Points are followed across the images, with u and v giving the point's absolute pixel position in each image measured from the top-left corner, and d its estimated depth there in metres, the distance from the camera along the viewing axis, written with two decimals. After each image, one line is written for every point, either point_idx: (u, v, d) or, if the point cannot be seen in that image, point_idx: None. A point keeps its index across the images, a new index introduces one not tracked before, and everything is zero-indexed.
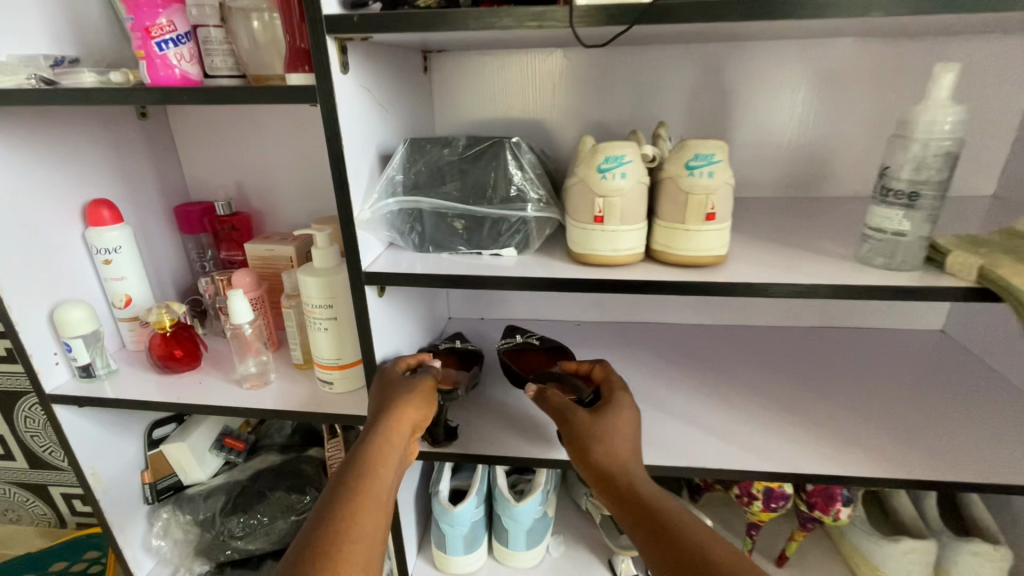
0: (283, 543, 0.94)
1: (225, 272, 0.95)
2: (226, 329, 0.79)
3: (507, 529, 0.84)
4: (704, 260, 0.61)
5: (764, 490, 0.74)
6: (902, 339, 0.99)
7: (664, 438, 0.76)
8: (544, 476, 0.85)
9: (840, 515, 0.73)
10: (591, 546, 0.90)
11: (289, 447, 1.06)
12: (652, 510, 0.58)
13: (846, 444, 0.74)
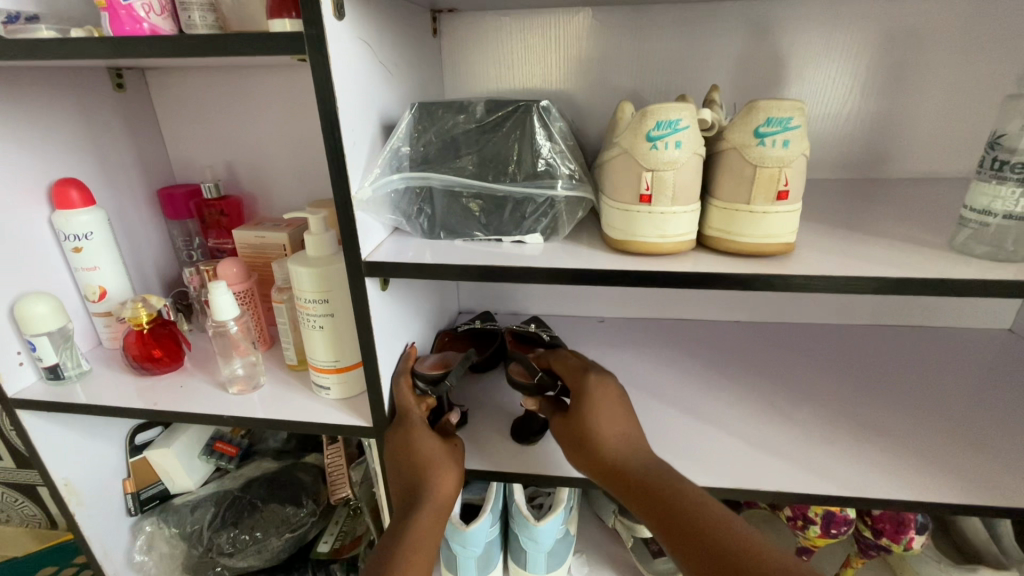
0: (277, 560, 0.86)
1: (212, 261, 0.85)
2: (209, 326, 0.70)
3: (525, 550, 0.75)
4: (771, 249, 0.51)
5: (822, 514, 0.65)
6: (964, 338, 0.89)
7: (707, 452, 0.67)
8: (566, 491, 0.75)
9: (913, 544, 0.63)
10: (618, 568, 0.81)
11: (286, 453, 0.98)
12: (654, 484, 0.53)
13: (919, 460, 0.65)
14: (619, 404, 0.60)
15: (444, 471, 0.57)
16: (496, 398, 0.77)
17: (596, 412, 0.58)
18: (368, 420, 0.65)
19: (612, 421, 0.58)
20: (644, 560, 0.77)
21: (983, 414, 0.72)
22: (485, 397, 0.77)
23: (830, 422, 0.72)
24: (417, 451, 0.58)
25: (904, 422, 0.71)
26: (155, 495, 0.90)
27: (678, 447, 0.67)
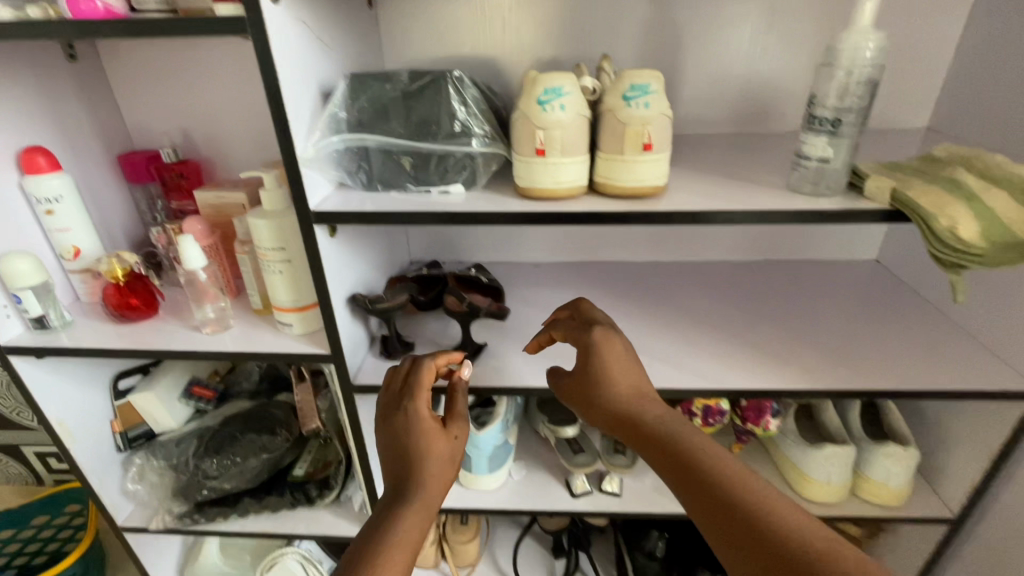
0: (257, 480, 0.99)
1: (177, 221, 0.93)
2: (180, 276, 0.80)
3: (470, 456, 0.90)
4: (643, 191, 0.63)
5: (702, 407, 0.82)
6: (838, 268, 1.05)
7: None
8: (504, 406, 0.91)
9: (770, 426, 0.80)
10: (550, 469, 0.97)
11: (259, 393, 1.09)
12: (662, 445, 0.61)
13: (778, 360, 0.81)
14: (625, 367, 0.67)
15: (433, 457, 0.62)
16: (440, 331, 0.89)
17: (618, 389, 0.66)
18: (327, 349, 0.76)
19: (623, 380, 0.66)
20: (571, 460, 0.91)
21: (838, 325, 0.88)
22: (431, 330, 0.89)
23: (716, 337, 0.87)
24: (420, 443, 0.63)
25: (774, 334, 0.87)
26: (141, 434, 1.01)
27: None
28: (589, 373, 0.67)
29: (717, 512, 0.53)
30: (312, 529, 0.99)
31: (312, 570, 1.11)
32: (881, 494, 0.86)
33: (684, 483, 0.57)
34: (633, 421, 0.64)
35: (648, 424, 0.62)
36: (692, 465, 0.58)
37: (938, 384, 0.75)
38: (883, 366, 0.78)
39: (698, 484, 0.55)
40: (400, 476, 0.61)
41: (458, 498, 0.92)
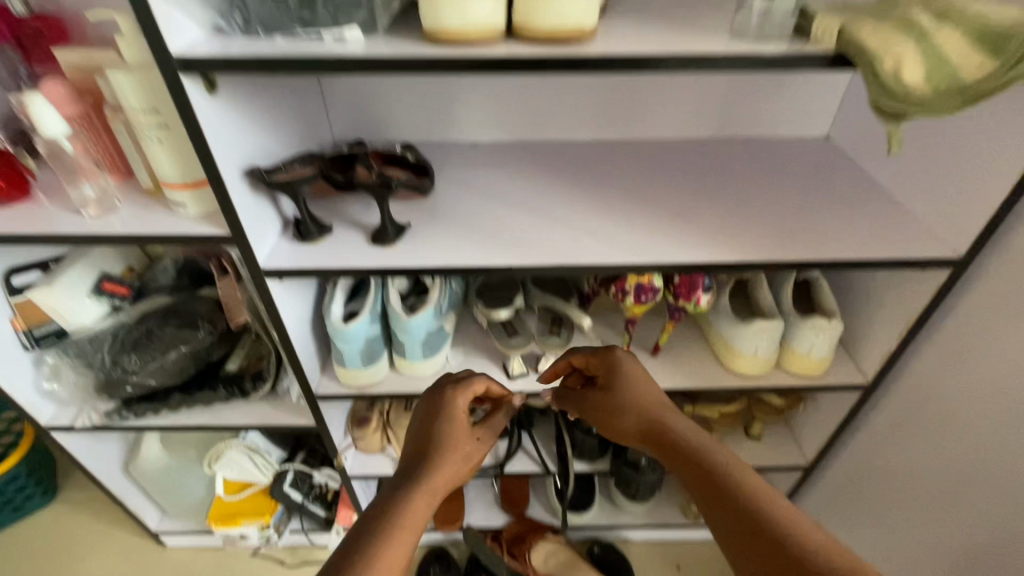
0: (184, 376, 0.96)
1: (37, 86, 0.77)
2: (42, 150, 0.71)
3: (403, 342, 0.88)
4: (566, 32, 0.54)
5: (635, 285, 0.80)
6: (790, 144, 1.00)
7: (545, 243, 0.77)
8: (437, 292, 0.88)
9: (701, 302, 0.80)
10: (488, 353, 0.97)
11: (180, 288, 1.00)
12: (692, 457, 0.64)
13: (714, 235, 0.78)
14: (642, 378, 0.74)
15: (446, 459, 0.71)
16: (360, 213, 0.82)
17: (639, 389, 0.73)
18: (225, 229, 0.69)
19: (645, 398, 0.72)
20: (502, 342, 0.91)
21: (781, 201, 0.85)
22: (351, 214, 0.82)
23: (655, 214, 0.83)
24: (434, 443, 0.72)
25: (714, 211, 0.83)
26: (51, 333, 0.93)
27: (521, 241, 0.77)
28: (610, 394, 0.74)
29: (746, 543, 0.55)
30: (249, 420, 0.99)
31: (258, 459, 1.14)
32: (803, 365, 0.89)
33: (696, 484, 0.62)
34: (656, 428, 0.70)
35: (670, 430, 0.68)
36: (716, 481, 0.61)
37: (869, 254, 0.75)
38: (817, 240, 0.77)
39: (709, 480, 0.61)
40: (411, 471, 0.69)
41: (395, 384, 0.92)
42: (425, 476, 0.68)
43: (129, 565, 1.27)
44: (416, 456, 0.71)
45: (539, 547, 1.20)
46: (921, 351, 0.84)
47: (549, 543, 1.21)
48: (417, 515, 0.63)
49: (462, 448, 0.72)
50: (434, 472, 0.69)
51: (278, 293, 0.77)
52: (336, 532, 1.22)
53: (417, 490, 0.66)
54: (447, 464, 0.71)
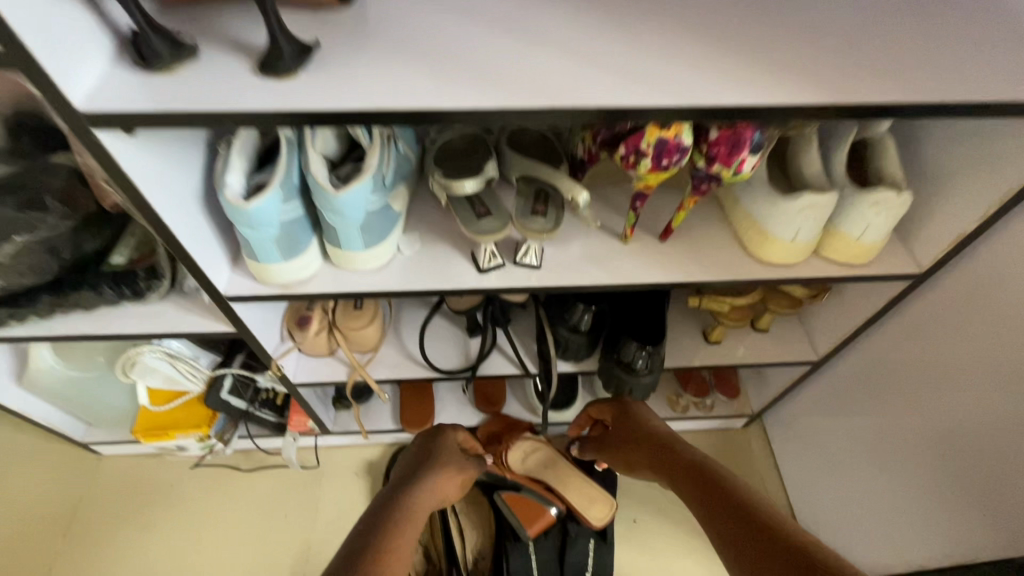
0: (49, 274, 0.72)
1: None
2: None
3: (334, 227, 0.65)
4: None
5: (655, 142, 0.57)
6: None
7: (529, 77, 0.51)
8: (376, 156, 0.64)
9: (744, 167, 0.58)
10: (451, 240, 0.76)
11: (15, 150, 0.69)
12: (723, 482, 0.75)
13: (774, 67, 0.53)
14: (671, 437, 0.89)
15: (444, 483, 0.91)
16: (242, 27, 0.54)
17: (649, 426, 0.91)
18: None
19: (648, 450, 0.88)
20: (467, 223, 0.67)
21: (869, 20, 0.58)
22: (227, 28, 0.53)
23: (689, 36, 0.56)
24: (431, 476, 0.91)
25: (775, 32, 0.56)
26: None
27: (487, 75, 0.51)
28: (652, 432, 0.90)
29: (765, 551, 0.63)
30: (149, 326, 0.77)
31: (181, 366, 0.95)
32: (848, 252, 0.71)
33: (693, 478, 0.79)
34: (663, 445, 0.87)
35: (673, 446, 0.85)
36: (741, 503, 0.71)
37: (993, 97, 0.52)
38: (920, 77, 0.53)
39: (702, 478, 0.78)
40: (410, 488, 0.87)
41: (331, 283, 0.71)
42: (421, 492, 0.87)
43: (61, 477, 1.14)
44: (422, 468, 0.93)
45: (518, 447, 1.08)
46: (1004, 229, 0.68)
47: (527, 444, 1.09)
48: (416, 520, 0.82)
49: (455, 467, 0.94)
50: (433, 487, 0.89)
51: (126, 153, 0.52)
52: (291, 437, 1.09)
53: (416, 499, 0.85)
54: (443, 483, 0.91)
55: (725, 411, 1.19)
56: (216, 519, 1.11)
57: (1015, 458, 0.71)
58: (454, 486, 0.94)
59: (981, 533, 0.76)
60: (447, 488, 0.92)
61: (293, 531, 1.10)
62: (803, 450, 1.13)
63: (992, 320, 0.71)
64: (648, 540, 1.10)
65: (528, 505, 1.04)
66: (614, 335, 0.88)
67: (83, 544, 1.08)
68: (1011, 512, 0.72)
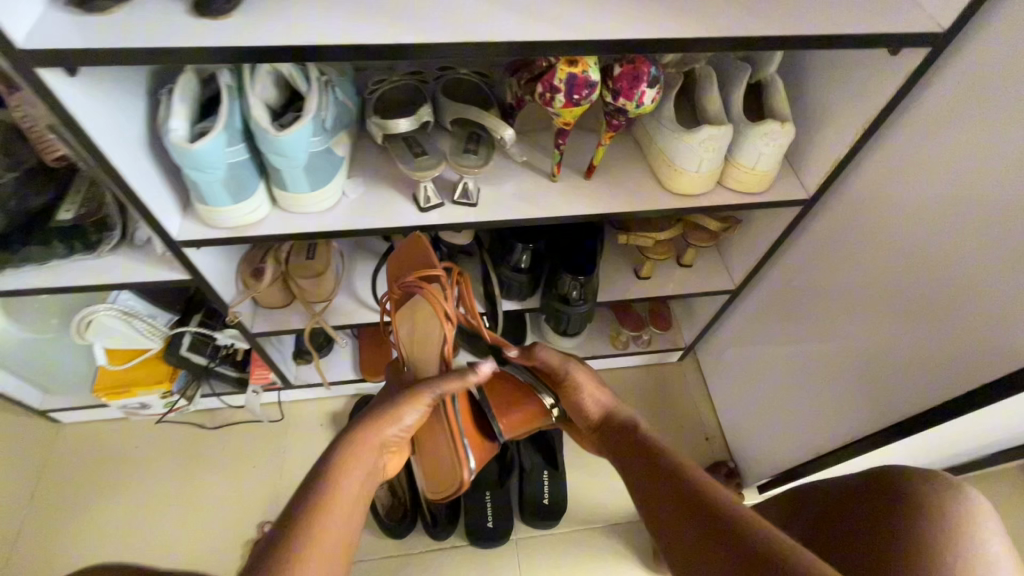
0: None
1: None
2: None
3: (279, 170, 0.70)
4: None
5: (567, 80, 0.65)
6: None
7: (453, 17, 0.57)
8: (314, 102, 0.67)
9: (645, 100, 0.67)
10: (394, 183, 0.81)
11: None
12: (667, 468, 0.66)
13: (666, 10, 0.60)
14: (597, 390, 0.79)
15: (360, 445, 0.69)
16: None
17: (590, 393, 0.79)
18: None
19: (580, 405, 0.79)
20: (406, 163, 0.73)
21: None
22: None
23: None
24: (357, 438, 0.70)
25: None
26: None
27: (406, 15, 0.56)
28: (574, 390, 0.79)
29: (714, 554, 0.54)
30: (103, 278, 0.80)
31: (137, 323, 0.97)
32: (747, 182, 0.81)
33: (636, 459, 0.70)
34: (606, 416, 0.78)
35: (619, 420, 0.76)
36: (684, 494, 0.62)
37: (855, 27, 0.61)
38: (788, 16, 0.61)
39: (632, 448, 0.71)
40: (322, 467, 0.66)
41: (281, 226, 0.76)
42: (335, 462, 0.66)
43: (20, 446, 1.14)
44: (354, 424, 0.73)
45: (589, 399, 0.78)
46: (879, 149, 0.78)
47: (597, 390, 0.79)
48: (342, 494, 0.63)
49: (382, 421, 0.72)
50: (354, 448, 0.69)
51: (71, 97, 0.54)
52: (254, 392, 1.14)
53: (335, 469, 0.65)
54: (364, 445, 0.70)
55: (661, 345, 1.30)
56: (186, 474, 1.15)
57: (879, 354, 0.84)
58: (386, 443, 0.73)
59: (859, 417, 0.90)
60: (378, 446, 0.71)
61: (263, 479, 1.15)
62: (730, 375, 1.25)
63: (863, 236, 0.84)
64: (595, 462, 1.22)
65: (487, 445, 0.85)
66: (551, 270, 0.95)
67: (47, 507, 1.09)
68: (875, 400, 0.86)
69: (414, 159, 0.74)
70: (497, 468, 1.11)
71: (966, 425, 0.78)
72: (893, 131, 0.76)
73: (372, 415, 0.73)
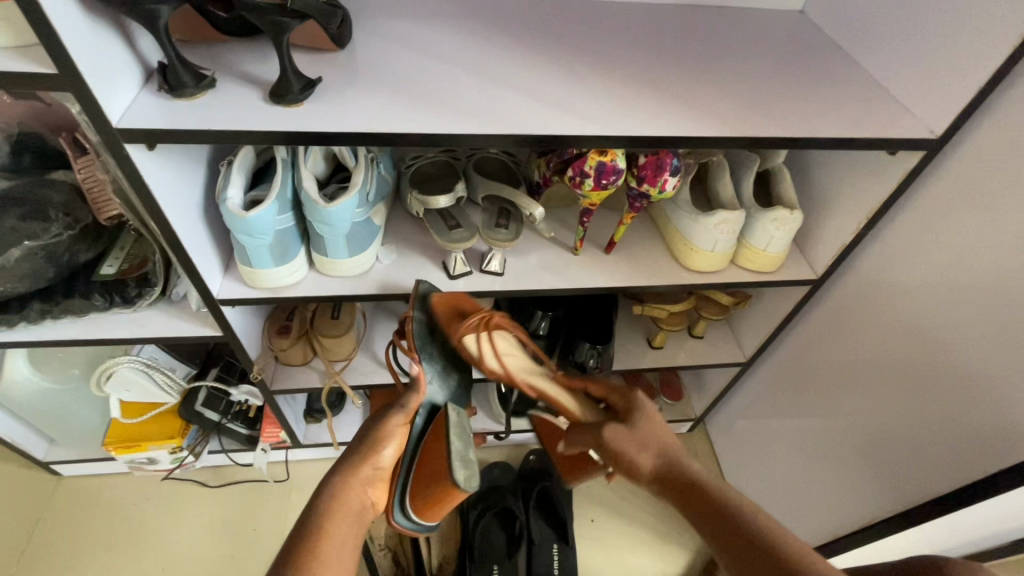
0: (39, 282, 0.76)
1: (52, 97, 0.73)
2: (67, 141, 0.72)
3: (322, 236, 0.74)
4: None
5: (596, 166, 0.71)
6: (764, 17, 0.87)
7: (500, 111, 0.63)
8: (361, 176, 0.73)
9: (667, 187, 0.73)
10: (426, 251, 0.86)
11: (21, 171, 0.78)
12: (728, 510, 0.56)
13: (687, 112, 0.67)
14: (654, 427, 0.69)
15: (350, 481, 0.62)
16: (226, 67, 0.63)
17: (645, 435, 0.68)
18: (52, 65, 0.49)
19: (632, 441, 0.68)
20: (441, 235, 0.79)
21: (756, 78, 0.74)
22: (227, 72, 0.62)
23: (625, 83, 0.70)
24: (342, 468, 0.63)
25: (691, 84, 0.72)
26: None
27: (458, 107, 0.63)
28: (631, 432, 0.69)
29: None
30: (137, 331, 0.83)
31: (158, 376, 0.98)
32: (758, 262, 0.86)
33: (693, 499, 0.59)
34: (661, 451, 0.66)
35: (671, 456, 0.65)
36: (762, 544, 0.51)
37: (856, 131, 0.68)
38: (797, 120, 0.69)
39: (684, 487, 0.61)
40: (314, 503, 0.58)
41: (316, 288, 0.79)
42: (325, 496, 0.59)
43: (16, 498, 1.12)
44: (346, 452, 0.66)
45: (633, 452, 0.67)
46: (882, 236, 0.84)
47: (644, 448, 0.67)
48: (341, 525, 0.56)
49: (367, 450, 0.65)
50: (344, 481, 0.61)
51: (146, 166, 0.59)
52: (262, 450, 1.12)
53: (328, 502, 0.58)
54: (353, 478, 0.62)
55: (671, 415, 1.30)
56: (181, 533, 1.11)
57: (891, 432, 0.86)
58: (381, 472, 0.66)
59: (876, 498, 0.89)
60: (366, 480, 0.64)
61: (261, 542, 1.11)
62: (741, 449, 1.25)
63: (871, 317, 0.87)
64: (604, 536, 1.19)
65: (432, 499, 0.68)
66: (569, 338, 0.98)
67: (35, 566, 1.05)
68: (891, 480, 0.86)
69: (449, 231, 0.80)
70: (504, 538, 1.09)
71: (984, 510, 0.78)
72: (894, 220, 0.82)
73: (356, 445, 0.67)
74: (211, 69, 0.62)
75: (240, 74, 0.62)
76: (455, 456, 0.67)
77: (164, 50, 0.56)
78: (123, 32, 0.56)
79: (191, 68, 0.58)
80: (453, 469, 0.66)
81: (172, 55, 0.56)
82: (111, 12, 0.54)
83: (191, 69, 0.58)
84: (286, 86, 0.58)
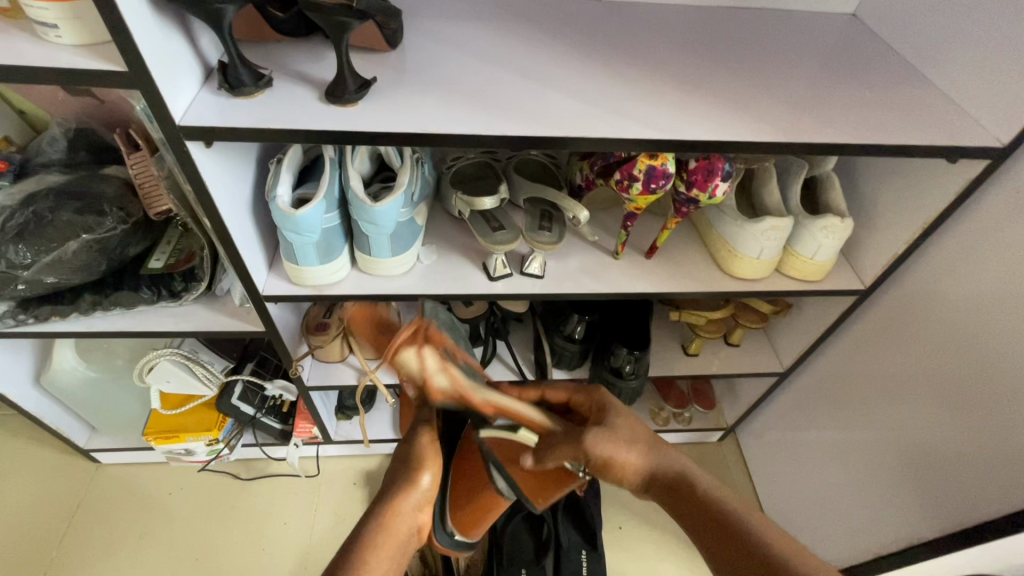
0: (91, 273, 0.78)
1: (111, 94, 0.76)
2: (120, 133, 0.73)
3: (367, 235, 0.74)
4: None
5: (645, 170, 0.70)
6: (816, 21, 0.85)
7: (550, 113, 0.63)
8: (407, 177, 0.73)
9: (716, 192, 0.72)
10: (465, 253, 0.86)
11: (76, 166, 0.80)
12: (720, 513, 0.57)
13: (741, 116, 0.66)
14: (634, 424, 0.66)
15: (393, 511, 0.60)
16: (282, 67, 0.63)
17: (623, 430, 0.65)
18: (121, 63, 0.50)
19: (618, 442, 0.63)
20: (485, 237, 0.79)
21: (810, 82, 0.73)
22: (282, 72, 0.63)
23: (677, 87, 0.69)
24: (385, 495, 0.62)
25: (744, 89, 0.70)
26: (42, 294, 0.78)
27: (509, 109, 0.63)
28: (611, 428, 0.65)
29: None
30: (182, 325, 0.84)
31: (198, 369, 0.99)
32: (805, 270, 0.83)
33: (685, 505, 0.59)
34: (648, 450, 0.64)
35: (657, 456, 0.63)
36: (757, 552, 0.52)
37: (916, 139, 0.66)
38: (856, 125, 0.67)
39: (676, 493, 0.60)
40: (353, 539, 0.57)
41: (358, 286, 0.80)
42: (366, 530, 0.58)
43: (58, 483, 1.15)
44: (390, 477, 0.65)
45: (622, 455, 0.62)
46: (936, 246, 0.81)
47: (633, 451, 0.63)
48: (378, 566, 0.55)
49: (407, 475, 0.64)
50: (385, 513, 0.60)
51: (203, 162, 0.60)
52: (295, 445, 1.13)
53: (368, 538, 0.57)
54: (396, 507, 0.61)
55: (701, 424, 1.28)
56: (212, 523, 1.12)
57: (938, 450, 0.82)
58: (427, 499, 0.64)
59: (918, 518, 0.86)
60: (411, 511, 0.62)
61: (290, 534, 1.12)
62: (774, 462, 1.22)
63: (920, 330, 0.85)
64: (631, 544, 1.17)
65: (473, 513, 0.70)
66: (605, 343, 0.97)
67: (73, 550, 1.07)
68: (934, 500, 0.83)
69: (492, 233, 0.80)
70: (532, 542, 1.08)
71: None
72: (950, 230, 0.79)
73: (399, 470, 0.65)
74: (267, 68, 0.63)
75: (295, 74, 0.63)
76: (494, 467, 0.69)
77: (224, 47, 0.56)
78: (186, 30, 0.57)
79: (250, 67, 0.58)
80: (494, 480, 0.68)
81: (232, 53, 0.57)
82: (176, 10, 0.55)
83: (250, 67, 0.58)
84: (342, 86, 0.59)
